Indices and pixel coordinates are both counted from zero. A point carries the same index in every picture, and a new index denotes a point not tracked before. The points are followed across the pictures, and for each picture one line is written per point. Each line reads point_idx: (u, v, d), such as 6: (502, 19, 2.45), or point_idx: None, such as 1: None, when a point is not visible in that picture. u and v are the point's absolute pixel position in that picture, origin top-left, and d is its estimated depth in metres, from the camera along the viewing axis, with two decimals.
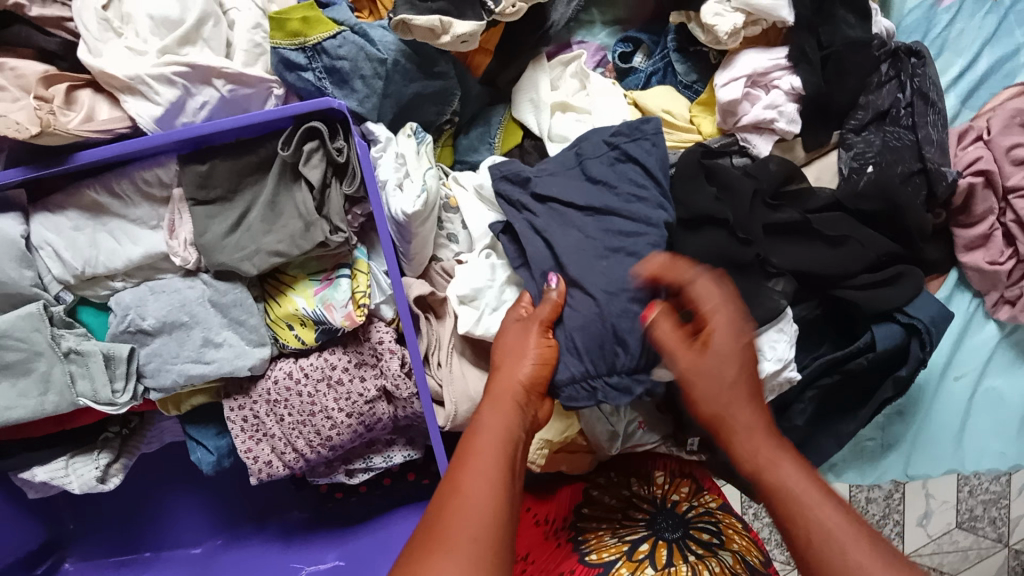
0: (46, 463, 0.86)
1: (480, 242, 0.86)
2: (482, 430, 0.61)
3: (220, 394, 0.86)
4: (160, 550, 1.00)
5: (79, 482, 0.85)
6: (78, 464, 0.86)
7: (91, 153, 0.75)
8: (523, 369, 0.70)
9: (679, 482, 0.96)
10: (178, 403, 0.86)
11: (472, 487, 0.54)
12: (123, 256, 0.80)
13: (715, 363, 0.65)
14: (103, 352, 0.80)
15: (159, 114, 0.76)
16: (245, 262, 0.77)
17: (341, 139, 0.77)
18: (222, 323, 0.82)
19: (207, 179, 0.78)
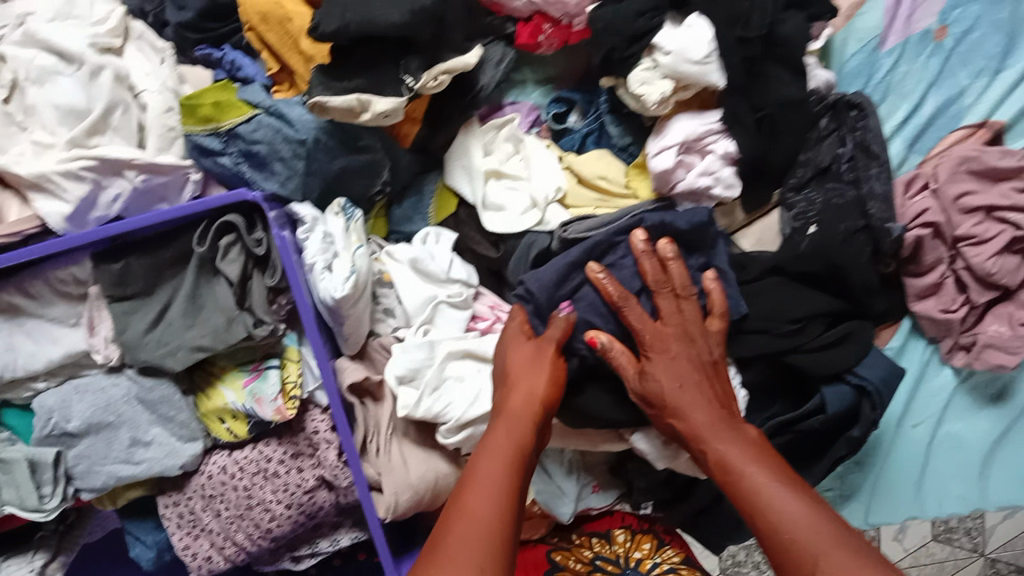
0: None
1: (418, 316, 0.83)
2: (486, 453, 0.65)
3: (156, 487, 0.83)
4: None
5: None
6: (11, 567, 0.81)
7: None
8: (538, 384, 0.70)
9: (641, 537, 0.92)
10: (114, 498, 0.82)
11: (476, 501, 0.60)
12: (43, 356, 0.77)
13: (691, 401, 0.68)
14: (28, 458, 0.77)
15: (68, 212, 0.72)
16: (169, 358, 0.74)
17: (259, 230, 0.74)
18: (150, 420, 0.78)
19: (123, 277, 0.74)
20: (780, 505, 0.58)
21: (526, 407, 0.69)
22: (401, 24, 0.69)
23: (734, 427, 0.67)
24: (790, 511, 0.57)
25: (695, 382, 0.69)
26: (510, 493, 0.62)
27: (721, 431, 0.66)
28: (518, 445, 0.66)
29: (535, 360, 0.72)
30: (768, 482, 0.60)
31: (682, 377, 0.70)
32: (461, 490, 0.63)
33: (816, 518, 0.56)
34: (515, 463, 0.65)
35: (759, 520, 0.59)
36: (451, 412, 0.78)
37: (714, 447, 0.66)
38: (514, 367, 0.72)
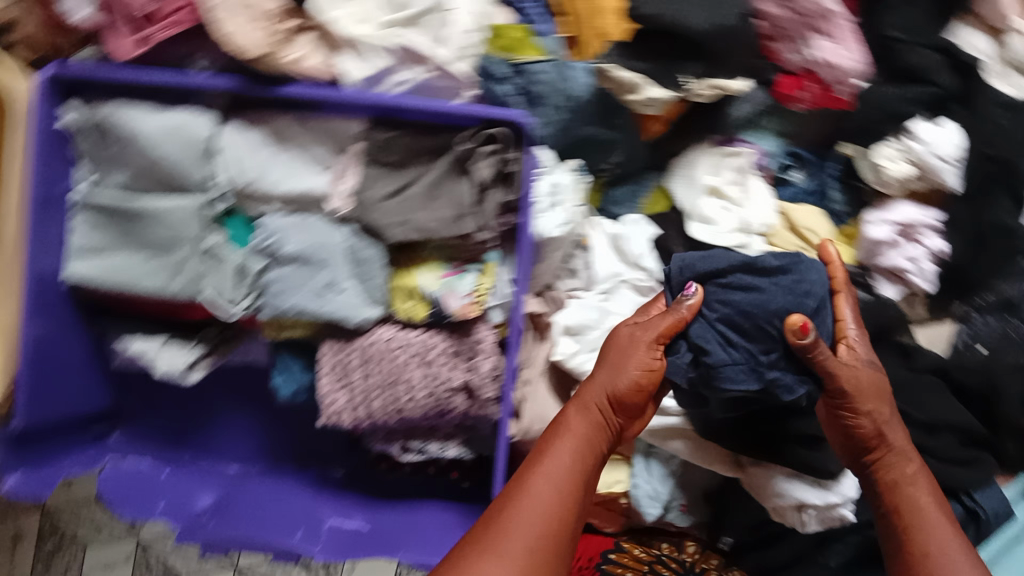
0: (146, 337, 0.93)
1: (600, 284, 0.91)
2: (559, 445, 0.74)
3: (317, 334, 0.92)
4: (204, 455, 1.06)
5: (166, 365, 0.92)
6: (170, 350, 0.93)
7: (296, 89, 0.82)
8: (618, 383, 0.77)
9: (711, 554, 0.94)
10: (277, 330, 0.93)
11: (536, 490, 0.70)
12: (286, 185, 0.87)
13: (891, 421, 0.77)
14: (239, 261, 0.87)
15: (366, 75, 0.84)
16: (393, 228, 0.85)
17: (514, 152, 0.83)
18: (350, 274, 0.88)
19: (385, 146, 0.85)
20: (927, 519, 0.72)
21: (595, 406, 0.78)
22: (702, 33, 0.79)
23: (914, 457, 0.78)
24: (936, 529, 0.72)
25: (884, 402, 0.77)
26: (572, 482, 0.72)
27: (903, 450, 0.77)
28: (586, 440, 0.75)
29: (625, 356, 0.78)
30: (924, 500, 0.74)
31: (882, 395, 0.77)
32: (526, 475, 0.72)
33: (954, 538, 0.71)
34: (587, 458, 0.74)
35: (909, 523, 0.73)
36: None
37: (881, 456, 0.76)
38: (607, 363, 0.79)
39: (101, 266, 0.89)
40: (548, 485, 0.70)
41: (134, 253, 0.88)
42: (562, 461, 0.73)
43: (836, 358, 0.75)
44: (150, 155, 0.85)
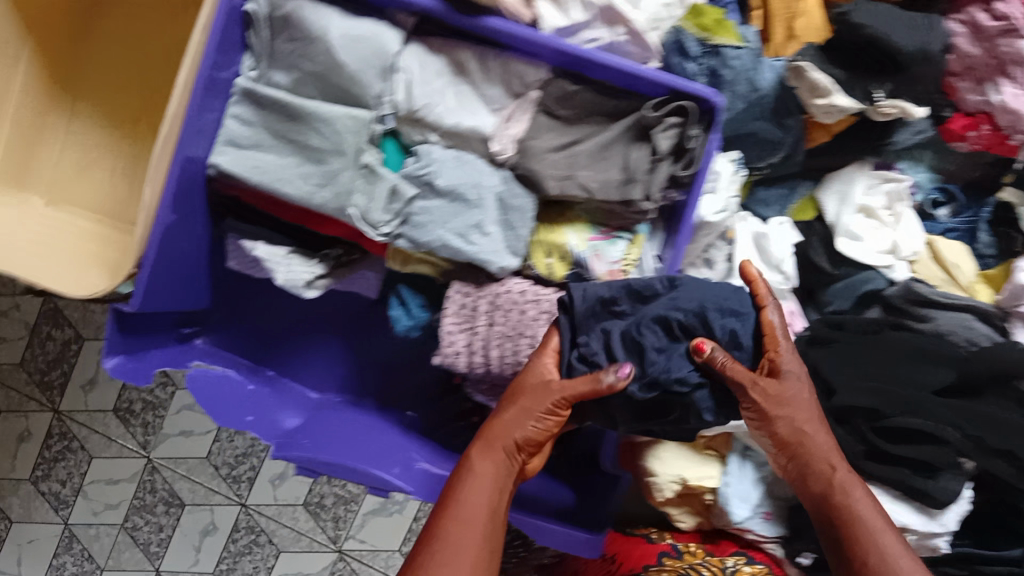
0: (272, 244, 0.91)
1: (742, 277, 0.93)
2: (472, 483, 0.75)
3: (443, 274, 0.93)
4: (284, 376, 1.04)
5: (287, 276, 0.90)
6: (296, 261, 0.91)
7: (497, 22, 0.82)
8: (523, 424, 0.78)
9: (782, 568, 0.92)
10: (404, 261, 0.93)
11: (451, 539, 0.70)
12: (455, 117, 0.86)
13: (822, 439, 0.78)
14: (393, 184, 0.86)
15: (561, 26, 0.84)
16: (553, 181, 0.85)
17: (698, 129, 0.82)
18: (497, 220, 0.87)
19: (567, 98, 0.84)
20: (880, 538, 0.72)
21: (502, 441, 0.78)
22: (908, 52, 0.81)
23: (851, 472, 0.77)
24: (889, 549, 0.71)
25: (810, 411, 0.78)
26: (493, 512, 0.74)
27: (843, 468, 0.77)
28: (496, 475, 0.76)
29: (526, 394, 0.79)
30: (867, 514, 0.73)
31: (813, 420, 0.78)
32: (440, 520, 0.72)
33: (912, 557, 0.70)
34: (499, 496, 0.75)
35: (859, 546, 0.72)
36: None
37: (827, 475, 0.77)
38: (511, 396, 0.80)
39: (250, 162, 0.87)
40: (460, 530, 0.71)
41: (288, 155, 0.87)
42: (475, 499, 0.74)
43: (753, 387, 0.74)
44: (330, 60, 0.83)
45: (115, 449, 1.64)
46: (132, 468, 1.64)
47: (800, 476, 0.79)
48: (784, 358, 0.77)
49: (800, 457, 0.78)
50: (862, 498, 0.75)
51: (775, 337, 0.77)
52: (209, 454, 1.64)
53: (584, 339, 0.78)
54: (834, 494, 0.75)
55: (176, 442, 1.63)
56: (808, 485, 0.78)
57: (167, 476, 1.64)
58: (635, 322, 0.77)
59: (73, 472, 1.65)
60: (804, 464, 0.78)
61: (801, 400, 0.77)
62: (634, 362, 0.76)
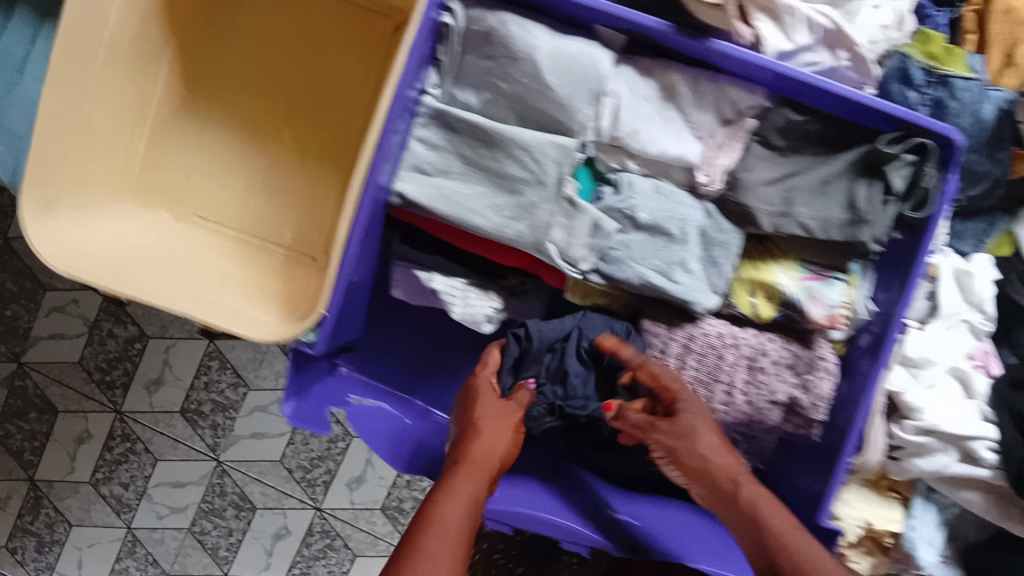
0: (447, 276, 0.84)
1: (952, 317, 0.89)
2: (451, 495, 0.69)
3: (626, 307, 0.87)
4: (432, 407, 0.97)
5: (464, 310, 0.84)
6: (472, 295, 0.85)
7: (728, 48, 0.74)
8: (501, 445, 0.77)
9: None
10: (585, 295, 0.87)
11: (433, 551, 0.64)
12: (660, 146, 0.79)
13: (775, 503, 0.74)
14: (593, 218, 0.79)
15: (784, 50, 0.77)
16: (767, 218, 0.79)
17: (932, 167, 0.76)
18: (699, 257, 0.81)
19: (786, 128, 0.79)
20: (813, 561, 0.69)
21: (486, 466, 0.74)
22: None
23: (788, 513, 0.74)
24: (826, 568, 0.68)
25: (735, 453, 0.77)
26: (471, 532, 0.68)
27: (788, 516, 0.73)
28: (478, 495, 0.70)
29: (506, 421, 0.79)
30: (807, 547, 0.70)
31: (735, 464, 0.76)
32: (420, 530, 0.66)
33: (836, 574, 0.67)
34: (474, 512, 0.70)
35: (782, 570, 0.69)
36: (927, 414, 0.84)
37: (765, 517, 0.73)
38: (483, 417, 0.79)
39: (437, 189, 0.80)
40: (447, 546, 0.65)
41: (478, 183, 0.80)
42: (451, 512, 0.68)
43: (688, 459, 0.77)
44: (535, 82, 0.76)
45: (182, 451, 1.55)
46: (200, 470, 1.56)
47: (734, 524, 0.76)
48: (685, 398, 0.78)
49: (734, 516, 0.75)
50: (807, 539, 0.71)
51: (647, 373, 0.79)
52: (283, 456, 1.56)
53: (526, 368, 0.85)
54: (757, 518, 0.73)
55: (247, 445, 1.55)
56: (719, 503, 0.77)
57: (237, 479, 1.56)
58: (561, 353, 0.85)
59: (136, 475, 1.57)
60: (740, 523, 0.75)
61: (701, 424, 0.77)
62: (557, 387, 0.85)
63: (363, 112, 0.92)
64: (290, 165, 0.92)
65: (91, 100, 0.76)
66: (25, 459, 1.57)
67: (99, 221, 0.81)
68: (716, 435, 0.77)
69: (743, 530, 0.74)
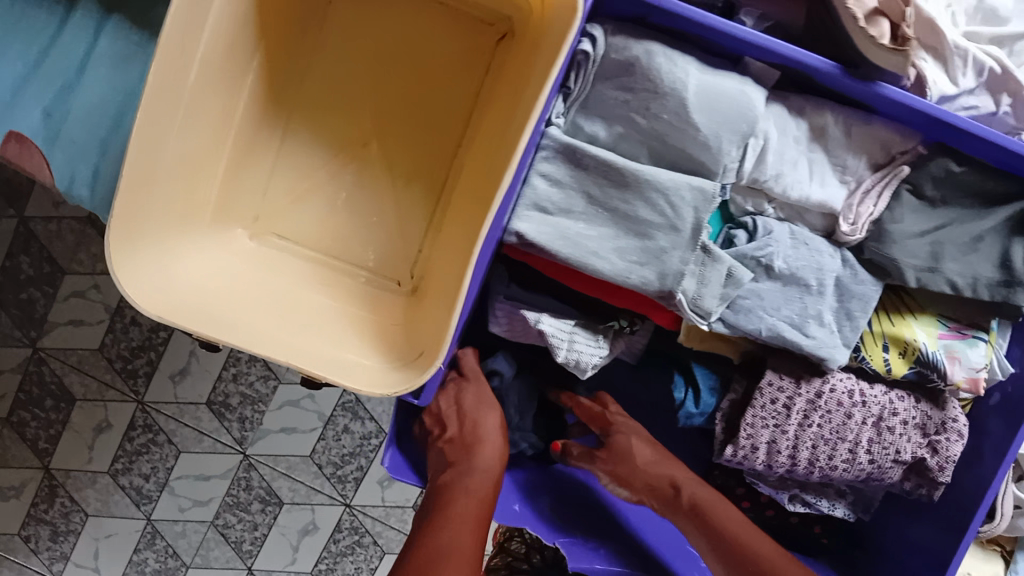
0: (557, 317, 0.78)
1: None
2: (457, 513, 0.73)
3: (738, 351, 0.81)
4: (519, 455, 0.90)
5: (569, 353, 0.77)
6: (579, 338, 0.78)
7: (896, 93, 0.69)
8: (495, 454, 0.80)
9: None
10: (700, 339, 0.80)
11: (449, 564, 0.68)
12: (804, 190, 0.73)
13: (719, 503, 0.79)
14: (729, 266, 0.73)
15: (948, 93, 0.72)
16: (913, 272, 0.74)
17: None
18: (832, 309, 0.76)
19: (944, 178, 0.73)
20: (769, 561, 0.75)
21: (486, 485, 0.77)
22: None
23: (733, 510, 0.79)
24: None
25: (671, 460, 0.84)
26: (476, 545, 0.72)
27: (732, 514, 0.79)
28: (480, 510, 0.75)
29: (496, 424, 0.82)
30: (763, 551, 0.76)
31: (676, 472, 0.82)
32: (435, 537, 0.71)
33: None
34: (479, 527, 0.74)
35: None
36: None
37: (713, 520, 0.78)
38: (481, 425, 0.81)
39: (561, 229, 0.73)
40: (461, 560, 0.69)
41: (604, 224, 0.73)
42: (460, 526, 0.72)
43: (622, 473, 0.84)
44: (679, 119, 0.69)
45: (208, 446, 1.30)
46: (225, 464, 1.32)
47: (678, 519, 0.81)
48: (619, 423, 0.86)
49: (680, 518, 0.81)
50: (761, 542, 0.77)
51: (579, 410, 0.90)
52: (313, 452, 1.32)
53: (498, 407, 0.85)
54: (709, 521, 0.78)
55: (276, 441, 1.31)
56: (675, 513, 0.81)
57: (266, 473, 1.32)
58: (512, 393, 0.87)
59: (157, 466, 1.32)
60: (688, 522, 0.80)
61: (635, 439, 0.85)
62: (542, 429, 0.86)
63: (458, 137, 0.85)
64: (377, 186, 0.85)
65: (186, 125, 0.68)
66: (38, 448, 1.30)
67: (186, 256, 0.74)
68: (648, 443, 0.85)
69: (704, 533, 0.78)
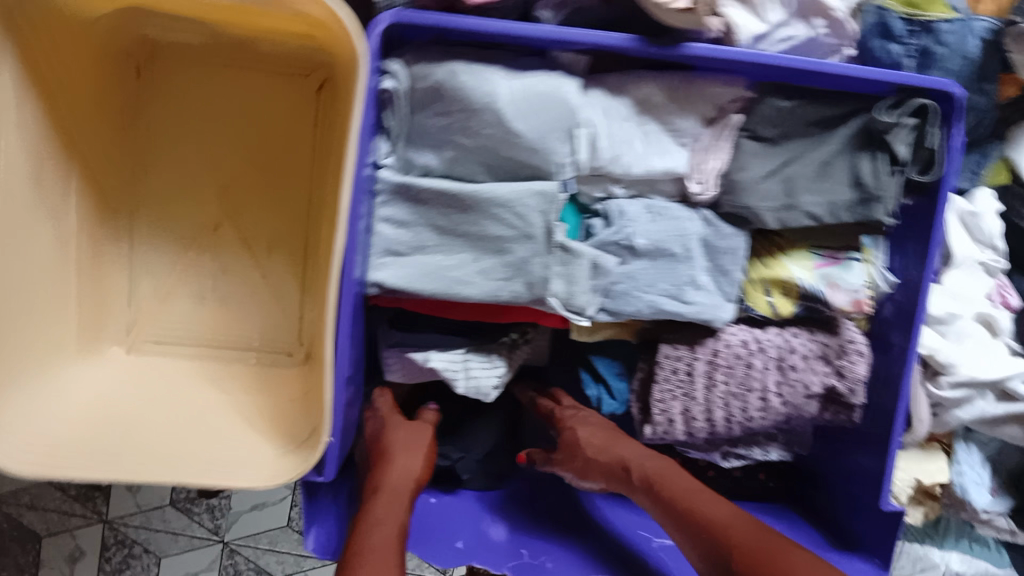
0: (444, 351, 0.77)
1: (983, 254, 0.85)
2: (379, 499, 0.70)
3: (636, 333, 0.82)
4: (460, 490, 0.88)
5: (467, 381, 0.77)
6: (473, 363, 0.77)
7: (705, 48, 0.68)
8: (413, 445, 0.77)
9: None
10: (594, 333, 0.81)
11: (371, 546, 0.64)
12: (645, 163, 0.73)
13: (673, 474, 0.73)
14: (591, 258, 0.73)
15: (759, 31, 0.73)
16: (773, 214, 0.73)
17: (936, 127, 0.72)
18: (707, 268, 0.76)
19: (777, 116, 0.74)
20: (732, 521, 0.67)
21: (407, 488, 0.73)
22: None
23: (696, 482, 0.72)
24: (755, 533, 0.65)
25: (626, 441, 0.80)
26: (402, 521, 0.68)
27: (691, 482, 0.72)
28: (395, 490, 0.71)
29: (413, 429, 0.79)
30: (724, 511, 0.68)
31: (629, 452, 0.78)
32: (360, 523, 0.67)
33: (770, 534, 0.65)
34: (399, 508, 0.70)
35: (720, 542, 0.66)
36: (963, 368, 0.81)
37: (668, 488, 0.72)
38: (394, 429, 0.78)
39: (420, 267, 0.72)
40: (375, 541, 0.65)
41: (460, 250, 0.72)
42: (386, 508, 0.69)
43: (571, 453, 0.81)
44: (500, 129, 0.69)
45: (185, 543, 1.23)
46: (208, 557, 1.24)
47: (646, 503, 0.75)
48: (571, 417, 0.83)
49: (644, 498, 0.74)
50: (723, 505, 0.69)
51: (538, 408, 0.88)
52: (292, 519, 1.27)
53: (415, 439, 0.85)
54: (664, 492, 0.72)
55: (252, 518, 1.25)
56: (633, 495, 0.76)
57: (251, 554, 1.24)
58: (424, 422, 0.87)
59: None
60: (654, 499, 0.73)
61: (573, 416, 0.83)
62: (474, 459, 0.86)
63: (306, 195, 0.84)
64: (241, 266, 0.84)
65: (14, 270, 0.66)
66: None
67: (60, 396, 0.73)
68: (599, 430, 0.81)
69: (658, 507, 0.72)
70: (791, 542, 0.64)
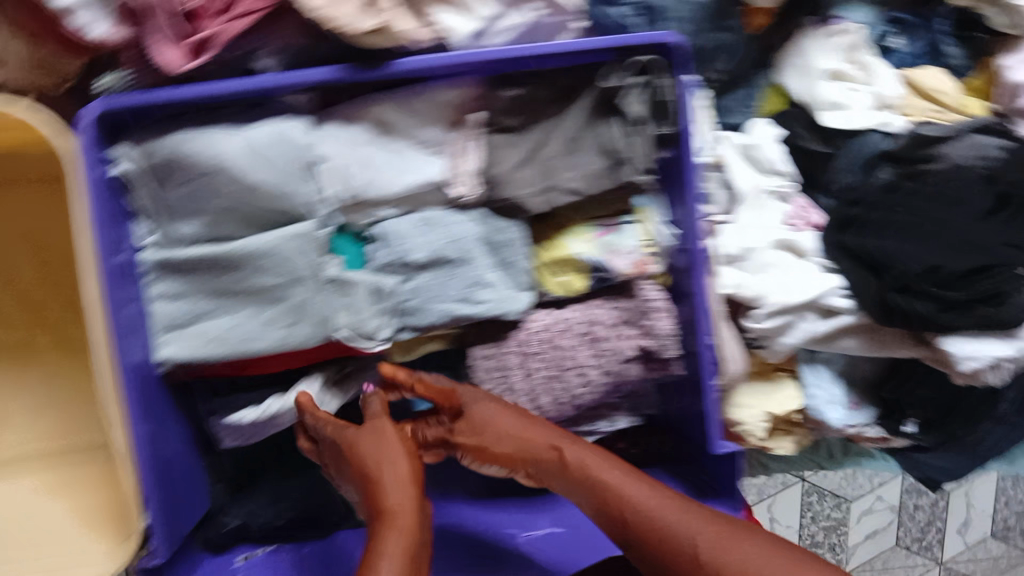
0: (261, 401, 0.79)
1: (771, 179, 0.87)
2: (394, 511, 0.67)
3: (455, 339, 0.82)
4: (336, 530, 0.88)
5: (292, 419, 0.79)
6: (294, 403, 0.79)
7: (413, 61, 0.70)
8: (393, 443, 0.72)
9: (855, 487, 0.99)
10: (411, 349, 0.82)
11: None
12: (398, 180, 0.74)
13: (578, 450, 0.74)
14: (370, 283, 0.74)
15: (472, 29, 0.73)
16: (536, 199, 0.74)
17: (666, 78, 0.74)
18: (492, 265, 0.77)
19: (511, 105, 0.76)
20: (659, 508, 0.68)
21: (403, 474, 0.70)
22: None
23: (607, 460, 0.73)
24: (682, 518, 0.66)
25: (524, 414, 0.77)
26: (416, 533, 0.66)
27: (599, 457, 0.73)
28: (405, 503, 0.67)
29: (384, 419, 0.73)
30: (643, 489, 0.70)
31: (531, 426, 0.76)
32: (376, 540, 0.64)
33: (699, 514, 0.66)
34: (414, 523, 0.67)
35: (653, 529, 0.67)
36: (769, 297, 0.82)
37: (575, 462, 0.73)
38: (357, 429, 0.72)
39: (204, 334, 0.73)
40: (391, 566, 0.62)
41: (240, 307, 0.73)
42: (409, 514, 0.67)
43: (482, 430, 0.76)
44: (239, 186, 0.70)
45: None
46: None
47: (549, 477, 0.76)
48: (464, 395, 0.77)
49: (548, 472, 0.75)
50: (641, 487, 0.70)
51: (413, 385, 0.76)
52: None
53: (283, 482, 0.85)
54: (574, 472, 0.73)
55: None
56: (550, 473, 0.75)
57: None
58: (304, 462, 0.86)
59: None
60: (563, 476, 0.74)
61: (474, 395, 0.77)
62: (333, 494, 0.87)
63: None
64: (58, 369, 0.83)
65: None
66: None
67: None
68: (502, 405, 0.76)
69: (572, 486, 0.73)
70: (735, 521, 0.66)
